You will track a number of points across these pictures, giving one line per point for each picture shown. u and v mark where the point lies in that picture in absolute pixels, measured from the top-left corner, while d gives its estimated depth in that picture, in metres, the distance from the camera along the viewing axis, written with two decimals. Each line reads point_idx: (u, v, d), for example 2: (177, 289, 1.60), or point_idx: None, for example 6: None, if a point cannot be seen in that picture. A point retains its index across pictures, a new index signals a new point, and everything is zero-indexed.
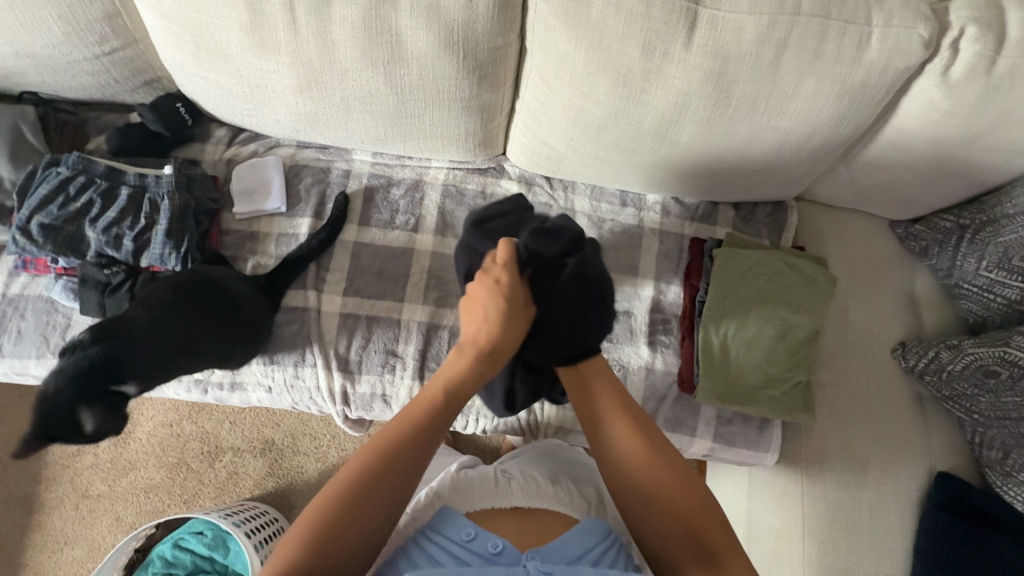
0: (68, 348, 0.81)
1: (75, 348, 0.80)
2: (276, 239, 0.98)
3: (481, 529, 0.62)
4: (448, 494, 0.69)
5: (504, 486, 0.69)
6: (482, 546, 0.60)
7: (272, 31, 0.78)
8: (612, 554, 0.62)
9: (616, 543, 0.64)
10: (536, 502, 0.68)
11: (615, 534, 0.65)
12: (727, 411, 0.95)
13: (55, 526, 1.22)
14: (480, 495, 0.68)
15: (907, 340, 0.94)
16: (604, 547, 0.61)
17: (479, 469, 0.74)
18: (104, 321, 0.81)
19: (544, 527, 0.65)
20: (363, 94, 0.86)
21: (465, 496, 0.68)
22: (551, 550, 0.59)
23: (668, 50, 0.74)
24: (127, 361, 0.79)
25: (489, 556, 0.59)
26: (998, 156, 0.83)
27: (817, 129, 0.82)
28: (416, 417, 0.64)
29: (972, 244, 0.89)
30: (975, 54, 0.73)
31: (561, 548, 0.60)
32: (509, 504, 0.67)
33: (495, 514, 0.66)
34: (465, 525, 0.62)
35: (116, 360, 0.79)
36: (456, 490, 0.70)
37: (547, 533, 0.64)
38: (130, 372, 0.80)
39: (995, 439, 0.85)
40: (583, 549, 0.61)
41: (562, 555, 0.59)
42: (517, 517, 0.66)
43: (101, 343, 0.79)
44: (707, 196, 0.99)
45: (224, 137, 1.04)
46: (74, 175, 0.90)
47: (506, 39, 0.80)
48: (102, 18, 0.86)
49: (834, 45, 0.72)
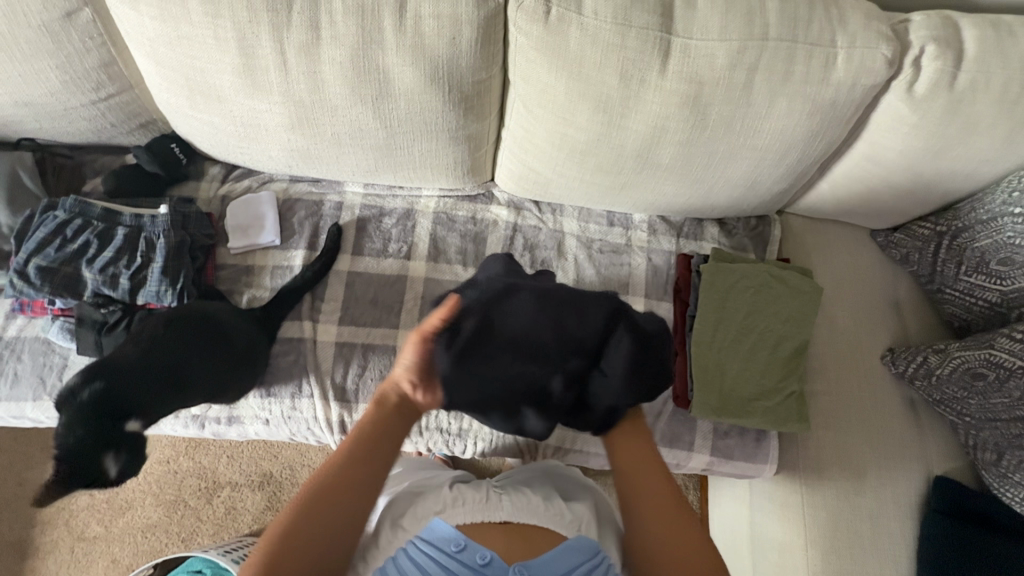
0: (62, 399, 0.80)
1: (70, 398, 0.79)
2: (271, 272, 0.99)
3: (469, 540, 0.63)
4: (439, 504, 0.69)
5: (495, 501, 0.69)
6: (469, 557, 0.61)
7: (264, 73, 0.81)
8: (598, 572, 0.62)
9: (604, 564, 0.64)
10: (527, 515, 0.68)
11: (603, 553, 0.66)
12: (723, 424, 0.96)
13: (50, 571, 1.19)
14: (471, 509, 0.68)
15: (896, 346, 0.96)
16: (590, 565, 0.62)
17: (471, 483, 0.74)
18: (94, 363, 0.81)
19: (536, 543, 0.65)
20: (353, 129, 0.89)
21: (454, 507, 0.68)
22: (538, 567, 0.61)
23: (645, 77, 0.78)
24: (121, 410, 0.80)
25: (476, 566, 0.61)
26: (968, 165, 0.86)
27: (792, 147, 0.85)
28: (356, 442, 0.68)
29: (951, 250, 0.92)
30: (936, 71, 0.77)
31: (550, 560, 0.61)
32: (499, 518, 0.67)
33: (484, 528, 0.66)
34: (454, 536, 0.64)
35: (107, 417, 0.79)
36: (448, 500, 0.69)
37: (538, 547, 0.64)
38: (123, 438, 0.80)
39: (988, 440, 0.86)
40: (569, 566, 0.61)
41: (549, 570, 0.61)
42: (507, 531, 0.66)
43: (94, 385, 0.79)
44: (692, 214, 1.02)
45: (218, 173, 1.06)
46: (71, 218, 0.92)
47: (489, 72, 0.83)
48: (98, 66, 0.89)
49: (802, 66, 0.76)
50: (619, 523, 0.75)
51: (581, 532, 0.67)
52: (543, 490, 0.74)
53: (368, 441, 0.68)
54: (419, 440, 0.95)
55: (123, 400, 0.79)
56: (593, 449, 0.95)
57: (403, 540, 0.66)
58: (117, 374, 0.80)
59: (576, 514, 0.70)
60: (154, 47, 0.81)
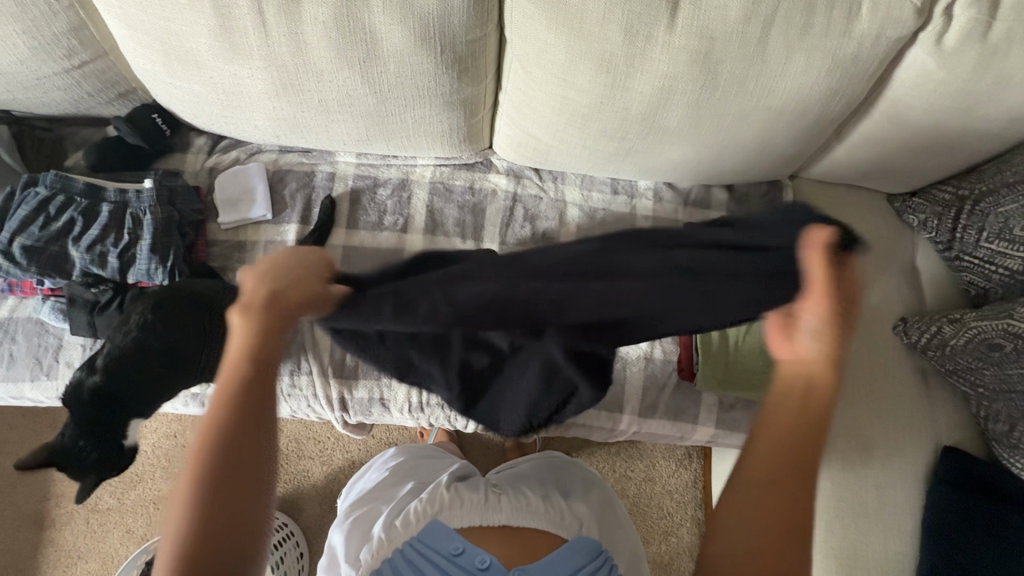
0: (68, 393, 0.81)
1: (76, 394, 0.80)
2: (264, 247, 0.96)
3: (468, 543, 0.62)
4: (436, 507, 0.66)
5: (494, 502, 0.67)
6: (467, 562, 0.61)
7: (243, 36, 0.76)
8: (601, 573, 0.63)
9: (606, 564, 0.64)
10: (526, 520, 0.65)
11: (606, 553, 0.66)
12: (728, 397, 0.94)
13: (68, 540, 1.23)
14: (470, 512, 0.65)
15: (909, 314, 0.93)
16: (593, 568, 0.62)
17: (469, 483, 0.71)
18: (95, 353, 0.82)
19: (533, 545, 0.64)
20: (341, 95, 0.84)
21: (451, 512, 0.65)
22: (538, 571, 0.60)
23: (652, 33, 0.72)
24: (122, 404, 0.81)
25: (475, 572, 0.60)
26: (996, 125, 0.80)
27: (808, 106, 0.79)
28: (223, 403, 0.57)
29: (972, 216, 0.86)
30: (969, 20, 0.71)
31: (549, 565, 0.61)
32: (498, 522, 0.65)
33: (482, 531, 0.64)
34: (454, 539, 0.63)
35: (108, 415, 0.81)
36: (444, 503, 0.66)
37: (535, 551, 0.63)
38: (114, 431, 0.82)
39: (1002, 412, 0.83)
40: (573, 568, 0.61)
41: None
42: (506, 535, 0.64)
43: (96, 377, 0.80)
44: (700, 181, 0.97)
45: (205, 145, 1.02)
46: (53, 195, 0.89)
47: (484, 31, 0.77)
48: (68, 31, 0.84)
49: (823, 17, 0.70)
50: (622, 514, 0.75)
51: (581, 533, 0.66)
52: (539, 489, 0.72)
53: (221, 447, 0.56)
54: (420, 416, 0.95)
55: (125, 390, 0.80)
56: (596, 422, 0.94)
57: (400, 542, 0.64)
58: (114, 366, 0.79)
59: (575, 513, 0.68)
60: (124, 9, 0.76)
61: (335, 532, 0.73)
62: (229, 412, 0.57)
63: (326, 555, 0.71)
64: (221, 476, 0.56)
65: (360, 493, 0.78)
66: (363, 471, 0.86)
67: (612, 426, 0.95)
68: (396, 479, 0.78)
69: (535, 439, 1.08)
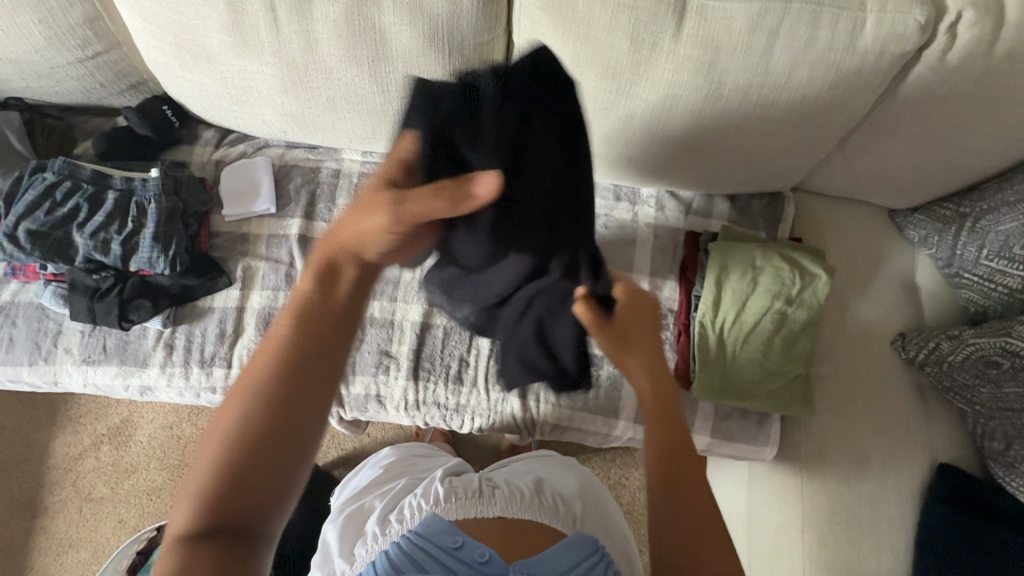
0: None
1: None
2: (266, 240, 0.97)
3: (468, 538, 0.60)
4: (431, 503, 0.67)
5: (489, 495, 0.67)
6: (468, 556, 0.58)
7: (254, 31, 0.77)
8: (601, 567, 0.61)
9: (606, 559, 0.63)
10: (523, 513, 0.66)
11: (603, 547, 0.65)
12: (725, 406, 0.94)
13: (61, 528, 1.23)
14: (465, 504, 0.66)
15: (908, 331, 0.92)
16: (592, 563, 0.61)
17: (464, 476, 0.72)
18: None
19: (531, 537, 0.63)
20: (349, 93, 0.85)
21: (448, 504, 0.66)
22: (539, 563, 0.59)
23: (657, 41, 0.73)
24: None
25: (475, 565, 0.58)
26: (997, 143, 0.80)
27: (810, 118, 0.80)
28: (275, 349, 0.57)
29: (972, 233, 0.86)
30: (973, 38, 0.70)
31: (549, 557, 0.59)
32: (494, 514, 0.65)
33: (479, 525, 0.64)
34: (453, 532, 0.61)
35: None
36: (440, 497, 0.67)
37: (532, 544, 0.63)
38: None
39: (997, 430, 0.83)
40: (573, 561, 0.60)
41: (551, 567, 0.58)
42: (503, 527, 0.64)
43: None
44: (702, 189, 0.98)
45: (213, 138, 1.03)
46: (60, 181, 0.90)
47: (492, 34, 0.78)
48: (84, 21, 0.86)
49: (827, 31, 0.70)
50: (616, 512, 0.75)
51: (578, 527, 0.66)
52: (533, 482, 0.72)
53: (284, 378, 0.55)
54: (416, 415, 0.95)
55: None
56: (592, 428, 0.95)
57: (394, 535, 0.64)
58: None
59: (570, 509, 0.69)
60: (140, 3, 0.78)
61: (328, 528, 0.73)
62: (317, 345, 0.58)
63: (318, 552, 0.71)
64: (257, 419, 0.54)
65: (354, 489, 0.78)
66: (354, 472, 0.86)
67: (607, 431, 0.95)
68: (391, 475, 0.78)
69: (531, 443, 1.07)
